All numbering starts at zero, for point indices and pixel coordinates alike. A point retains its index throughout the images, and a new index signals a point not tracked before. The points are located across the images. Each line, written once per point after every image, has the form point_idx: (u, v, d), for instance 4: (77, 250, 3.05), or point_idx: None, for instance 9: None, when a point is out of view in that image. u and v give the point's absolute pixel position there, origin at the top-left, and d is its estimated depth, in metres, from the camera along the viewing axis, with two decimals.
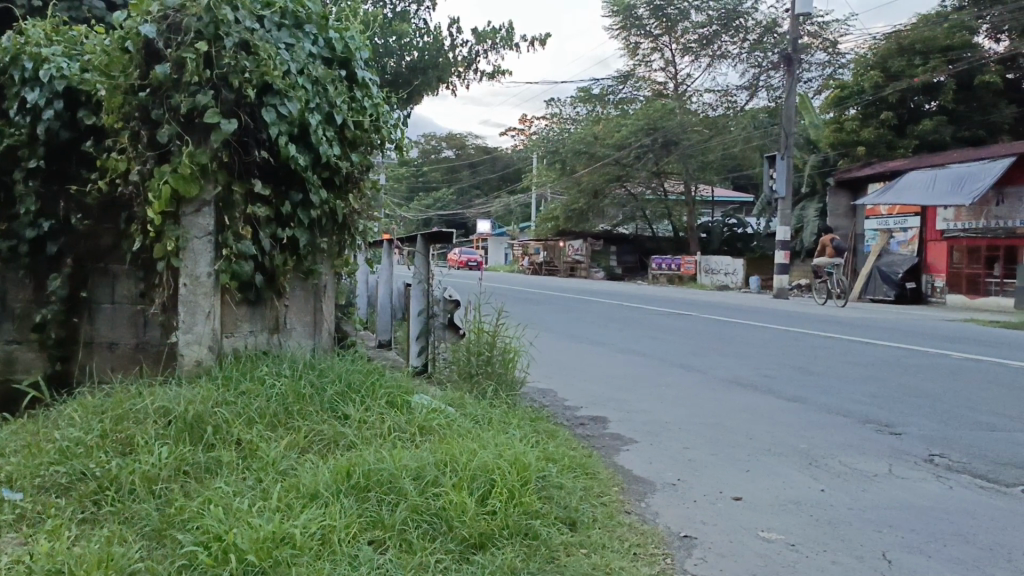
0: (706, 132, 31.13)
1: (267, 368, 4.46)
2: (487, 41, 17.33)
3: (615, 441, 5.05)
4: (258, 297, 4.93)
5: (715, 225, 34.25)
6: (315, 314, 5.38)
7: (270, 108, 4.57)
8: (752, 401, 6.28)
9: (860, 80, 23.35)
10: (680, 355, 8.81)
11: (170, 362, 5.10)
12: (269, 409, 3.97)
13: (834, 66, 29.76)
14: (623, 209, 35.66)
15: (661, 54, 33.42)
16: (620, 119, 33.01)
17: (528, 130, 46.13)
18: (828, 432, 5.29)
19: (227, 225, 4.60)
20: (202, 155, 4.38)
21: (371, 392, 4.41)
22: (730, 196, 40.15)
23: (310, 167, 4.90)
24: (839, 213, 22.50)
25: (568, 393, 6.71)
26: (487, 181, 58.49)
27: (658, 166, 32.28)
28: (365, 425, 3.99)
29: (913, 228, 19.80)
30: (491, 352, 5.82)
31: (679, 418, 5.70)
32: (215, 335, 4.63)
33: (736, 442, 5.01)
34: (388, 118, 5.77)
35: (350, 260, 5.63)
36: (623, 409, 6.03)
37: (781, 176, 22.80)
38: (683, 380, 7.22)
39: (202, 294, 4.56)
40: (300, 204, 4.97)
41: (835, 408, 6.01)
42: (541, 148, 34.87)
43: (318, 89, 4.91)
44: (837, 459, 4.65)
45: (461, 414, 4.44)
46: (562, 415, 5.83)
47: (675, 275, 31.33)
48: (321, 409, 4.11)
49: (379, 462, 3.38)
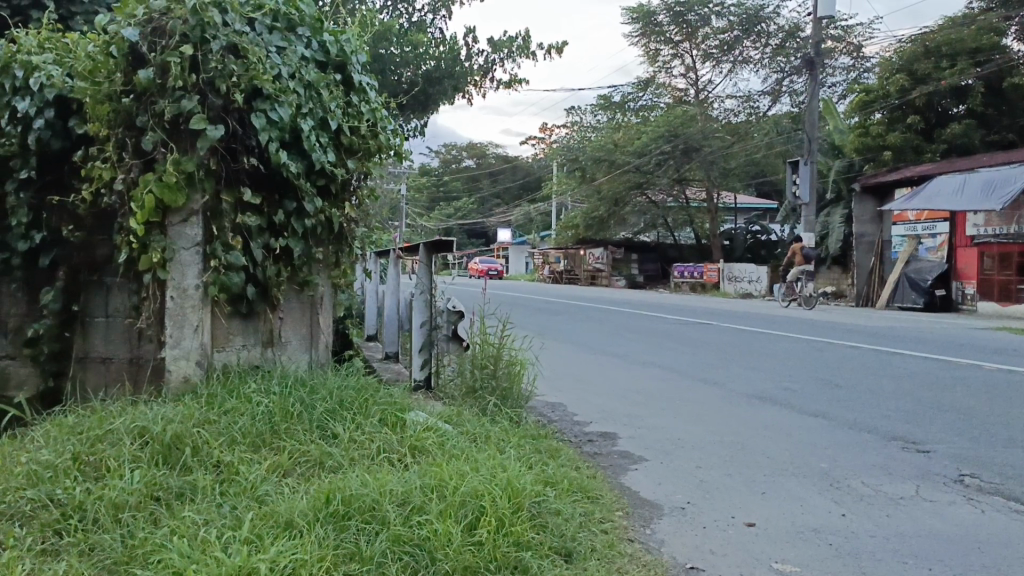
0: (728, 139, 30.80)
1: (256, 384, 4.26)
2: (503, 49, 17.20)
3: (624, 459, 4.82)
4: (250, 310, 4.75)
5: (738, 233, 33.89)
6: (312, 326, 5.19)
7: (260, 113, 4.41)
8: (771, 416, 6.01)
9: (885, 83, 22.94)
10: (698, 367, 8.53)
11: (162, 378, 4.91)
12: (254, 428, 3.77)
13: (857, 71, 29.35)
14: (644, 216, 35.33)
15: (682, 61, 33.15)
16: (641, 127, 32.77)
17: (549, 139, 46.02)
18: (852, 451, 5.01)
19: (215, 235, 4.42)
20: (188, 163, 4.22)
21: (365, 410, 4.20)
22: (753, 203, 39.67)
23: (303, 175, 4.72)
24: (864, 219, 22.01)
25: (579, 407, 6.46)
26: (507, 190, 58.44)
27: (679, 173, 31.99)
28: (354, 445, 3.78)
29: (942, 234, 19.34)
30: (496, 366, 5.60)
31: (695, 435, 5.44)
32: (204, 349, 4.45)
33: (753, 461, 4.75)
34: (388, 123, 5.59)
35: (349, 270, 5.44)
36: (635, 425, 5.78)
37: (804, 181, 22.44)
38: (700, 394, 6.95)
39: (190, 307, 4.39)
40: (294, 213, 4.79)
41: (860, 424, 5.72)
42: (561, 156, 34.69)
43: (312, 94, 4.73)
44: (859, 480, 4.37)
45: (458, 432, 4.23)
46: (570, 431, 5.60)
47: (697, 283, 30.96)
48: (309, 428, 3.91)
49: (361, 486, 3.16)
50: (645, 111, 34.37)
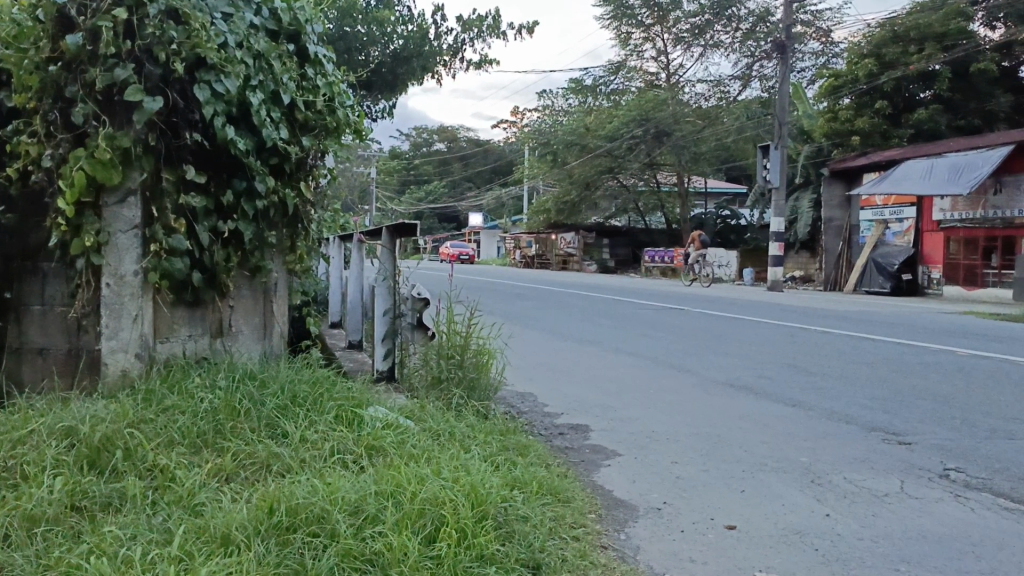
0: (699, 123, 30.72)
1: (200, 377, 3.94)
2: (473, 29, 16.90)
3: (597, 454, 4.58)
4: (196, 298, 4.42)
5: (708, 218, 33.86)
6: (265, 315, 4.87)
7: (204, 84, 4.06)
8: (747, 406, 5.81)
9: (854, 68, 22.90)
10: (669, 354, 8.32)
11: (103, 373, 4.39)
12: (196, 427, 3.47)
13: (826, 56, 29.36)
14: (615, 201, 35.13)
15: (653, 44, 32.96)
16: (612, 110, 32.56)
17: (520, 123, 45.64)
18: (830, 442, 4.83)
19: (156, 217, 4.08)
20: (124, 138, 3.87)
21: (319, 406, 3.90)
22: (722, 187, 39.70)
23: (253, 153, 4.37)
24: (833, 203, 21.86)
25: (548, 397, 6.22)
26: (478, 174, 57.89)
27: (650, 158, 31.85)
28: (304, 445, 3.49)
29: (909, 219, 19.36)
30: (463, 356, 5.35)
31: (669, 426, 5.23)
32: (144, 340, 4.13)
33: (730, 455, 4.54)
34: (348, 99, 5.23)
35: (306, 255, 5.12)
36: (607, 416, 5.55)
37: (775, 165, 22.33)
38: (671, 382, 6.75)
39: (128, 296, 4.06)
40: (244, 193, 4.42)
41: (838, 413, 5.54)
42: (532, 139, 34.36)
43: (263, 65, 4.38)
44: (842, 476, 4.17)
45: (421, 429, 3.96)
46: (539, 424, 5.36)
47: (668, 268, 30.88)
48: (257, 428, 3.61)
49: (309, 494, 2.86)
50: (616, 95, 34.21)
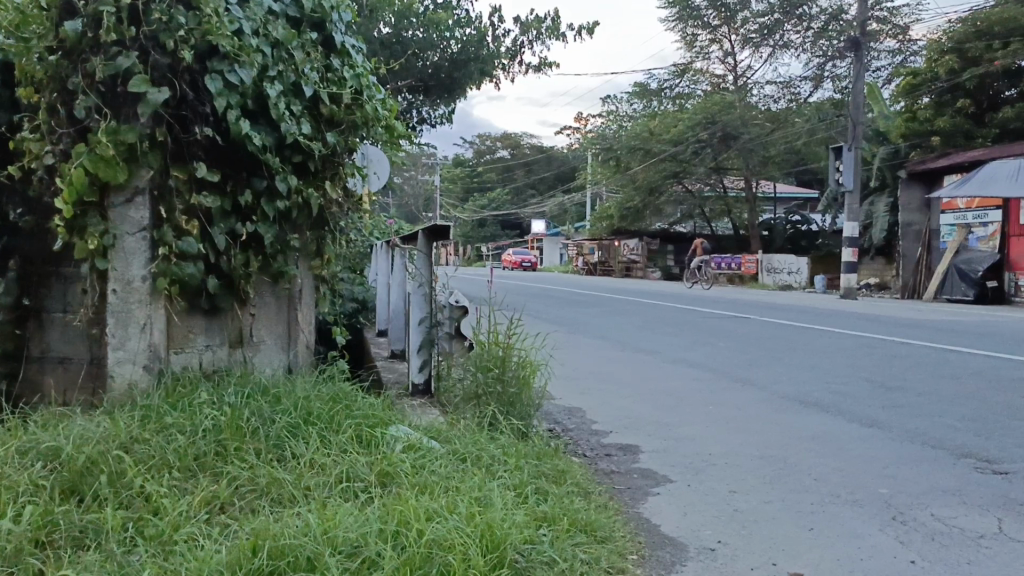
0: (768, 125, 29.81)
1: (210, 391, 3.62)
2: (532, 31, 16.64)
3: (646, 481, 4.14)
4: (213, 305, 4.13)
5: (777, 223, 32.74)
6: (290, 324, 4.56)
7: (216, 75, 3.76)
8: (818, 426, 5.27)
9: (933, 66, 21.71)
10: (733, 366, 7.77)
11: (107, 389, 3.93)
12: (194, 448, 3.15)
13: (903, 54, 28.16)
14: (681, 206, 34.27)
15: (719, 46, 32.07)
16: (677, 114, 31.82)
17: (584, 128, 45.14)
18: (914, 469, 4.27)
19: (165, 218, 3.78)
20: (129, 133, 3.60)
21: (336, 425, 3.54)
22: (792, 192, 38.42)
23: (272, 149, 4.05)
24: (912, 207, 20.79)
25: (598, 413, 5.78)
26: (541, 181, 57.45)
27: (716, 162, 30.97)
28: (311, 468, 3.15)
29: (993, 223, 18.13)
30: (504, 370, 4.98)
31: (730, 447, 4.74)
32: (154, 351, 3.83)
33: (796, 483, 4.04)
34: (380, 94, 4.88)
35: (334, 260, 4.79)
36: (661, 435, 5.09)
37: (848, 168, 21.30)
38: (734, 397, 6.23)
39: (136, 303, 3.77)
40: (264, 193, 4.11)
41: (921, 436, 4.95)
42: (595, 145, 33.80)
43: (284, 55, 4.07)
44: (928, 511, 3.62)
45: (447, 451, 3.57)
46: (585, 444, 4.94)
47: (735, 275, 29.89)
48: (262, 449, 3.27)
49: (299, 530, 2.50)
50: (681, 98, 33.55)
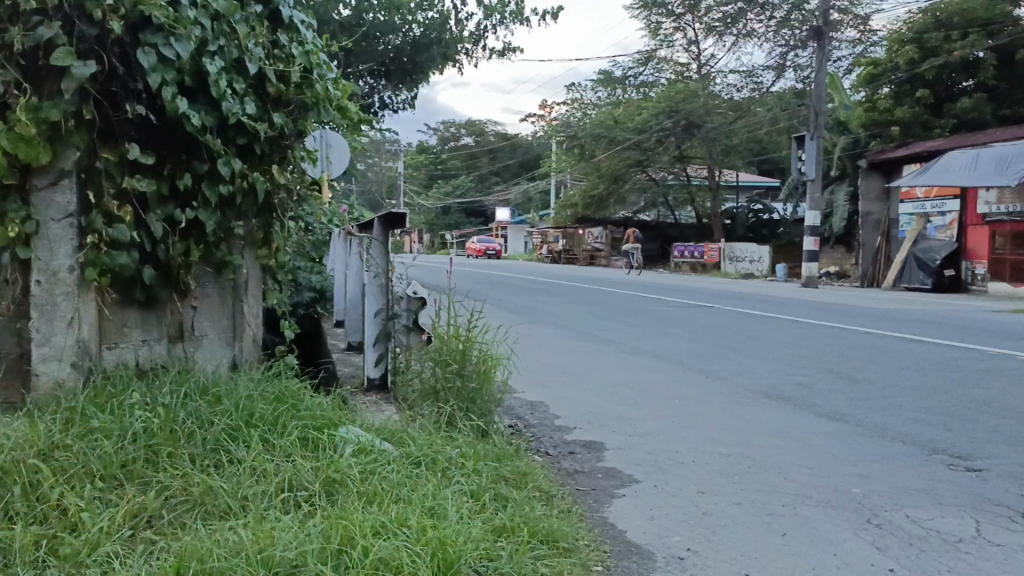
0: (731, 114, 29.90)
1: (143, 390, 3.34)
2: (495, 15, 16.35)
3: (611, 482, 3.97)
4: (149, 297, 3.85)
5: (740, 211, 32.92)
6: (235, 317, 4.29)
7: (149, 48, 3.47)
8: (786, 420, 5.14)
9: (894, 56, 21.79)
10: (697, 357, 7.64)
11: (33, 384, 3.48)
12: (122, 456, 2.90)
13: (864, 44, 28.39)
14: (644, 194, 34.23)
15: (684, 34, 31.91)
16: (641, 103, 31.75)
17: (548, 116, 44.90)
18: (885, 467, 4.15)
19: (94, 203, 3.49)
20: (52, 110, 3.30)
21: (280, 426, 3.30)
22: (755, 180, 38.65)
23: (213, 131, 3.77)
24: (872, 197, 20.86)
25: (561, 407, 5.59)
26: (505, 168, 57.10)
27: (680, 150, 30.95)
28: (251, 475, 2.92)
29: (952, 212, 18.37)
30: (463, 365, 4.76)
31: (697, 444, 4.58)
32: (83, 346, 3.55)
33: (767, 484, 3.89)
34: (333, 74, 4.60)
35: (282, 249, 4.52)
36: (625, 430, 4.92)
37: (810, 156, 21.35)
38: (700, 390, 6.09)
39: (62, 295, 3.47)
40: (206, 176, 3.83)
41: (889, 431, 4.85)
42: (560, 133, 33.62)
43: (225, 29, 3.79)
44: (902, 513, 3.49)
45: (400, 453, 3.35)
46: (548, 441, 4.75)
47: (698, 263, 29.99)
48: (197, 455, 3.03)
49: (230, 551, 2.27)
50: (645, 86, 33.50)
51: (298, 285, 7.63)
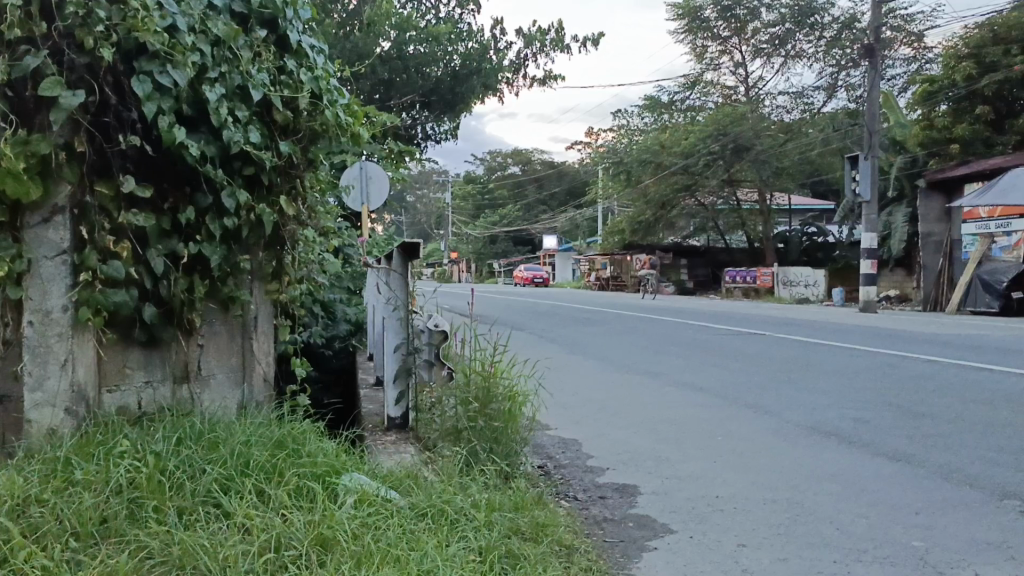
0: (780, 136, 29.43)
1: (133, 438, 3.13)
2: (535, 43, 16.27)
3: (643, 532, 3.64)
4: (151, 336, 3.67)
5: (793, 235, 32.16)
6: (243, 355, 4.09)
7: (144, 76, 3.32)
8: (840, 460, 4.76)
9: (951, 72, 21.08)
10: (743, 389, 7.25)
11: (24, 432, 3.30)
12: (102, 511, 2.71)
13: (918, 62, 27.72)
14: (694, 220, 33.65)
15: (730, 57, 31.47)
16: (688, 127, 31.31)
17: (595, 142, 44.70)
18: (951, 515, 3.76)
19: (87, 240, 3.32)
20: (41, 143, 3.15)
21: (277, 475, 3.07)
22: (807, 203, 37.84)
23: (213, 161, 3.60)
24: (931, 218, 20.28)
25: (594, 445, 5.28)
26: (552, 196, 56.74)
27: (729, 174, 30.39)
28: (235, 533, 2.68)
29: (1019, 231, 17.32)
30: (486, 404, 4.57)
31: (740, 489, 4.23)
32: (77, 391, 3.36)
33: (815, 536, 3.52)
34: (344, 100, 4.43)
35: (295, 283, 4.33)
36: (663, 472, 4.59)
37: (864, 177, 20.69)
38: (747, 426, 5.72)
39: (55, 337, 3.30)
40: (208, 210, 3.67)
41: (957, 472, 4.44)
42: (606, 159, 33.36)
43: (226, 55, 3.63)
44: (972, 571, 3.10)
45: (405, 502, 3.10)
46: (577, 484, 4.44)
47: (751, 288, 29.28)
48: (184, 508, 2.81)
49: None
50: (692, 111, 33.12)
51: (333, 317, 7.47)
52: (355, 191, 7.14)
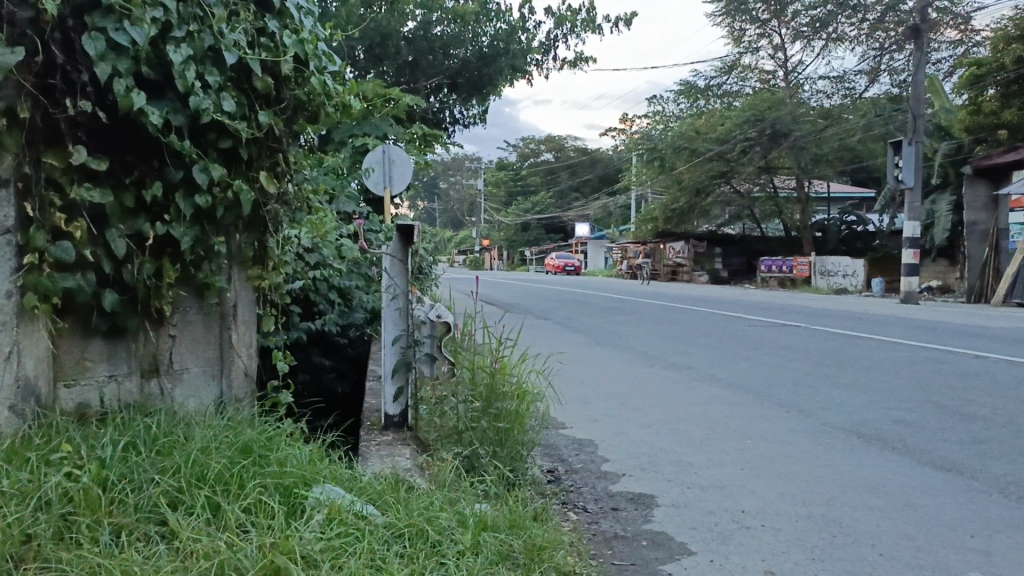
0: (820, 122, 28.55)
1: (74, 443, 2.77)
2: (565, 24, 15.77)
3: (657, 553, 3.22)
4: (114, 326, 3.30)
5: (831, 224, 31.30)
6: (222, 348, 3.72)
7: (97, 34, 2.95)
8: (881, 469, 4.28)
9: (1000, 55, 20.08)
10: (776, 386, 6.77)
11: None
12: (27, 529, 2.36)
13: (966, 45, 26.62)
14: (729, 208, 32.81)
15: (769, 40, 30.69)
16: (724, 112, 30.53)
17: (630, 128, 43.99)
18: (1011, 540, 3.27)
19: (33, 218, 2.96)
20: None
21: (237, 487, 2.71)
22: (846, 192, 36.81)
23: (180, 131, 3.22)
24: (977, 206, 19.51)
25: (609, 448, 4.83)
26: (585, 183, 55.83)
27: (766, 161, 29.63)
28: (173, 562, 2.30)
29: None
30: (490, 404, 4.16)
31: (770, 502, 3.77)
32: (24, 386, 3.01)
33: (857, 562, 3.07)
34: (335, 68, 4.02)
35: (279, 267, 3.94)
36: (684, 481, 4.15)
37: (908, 163, 19.76)
38: (779, 428, 5.26)
39: None
40: (177, 186, 3.30)
41: (1012, 486, 3.95)
42: (640, 145, 32.74)
43: (195, 12, 3.23)
44: None
45: (383, 520, 2.71)
46: (588, 494, 4.01)
47: (787, 278, 28.52)
48: (124, 525, 2.46)
49: None
50: (729, 96, 32.38)
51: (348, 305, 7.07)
52: (377, 174, 6.68)
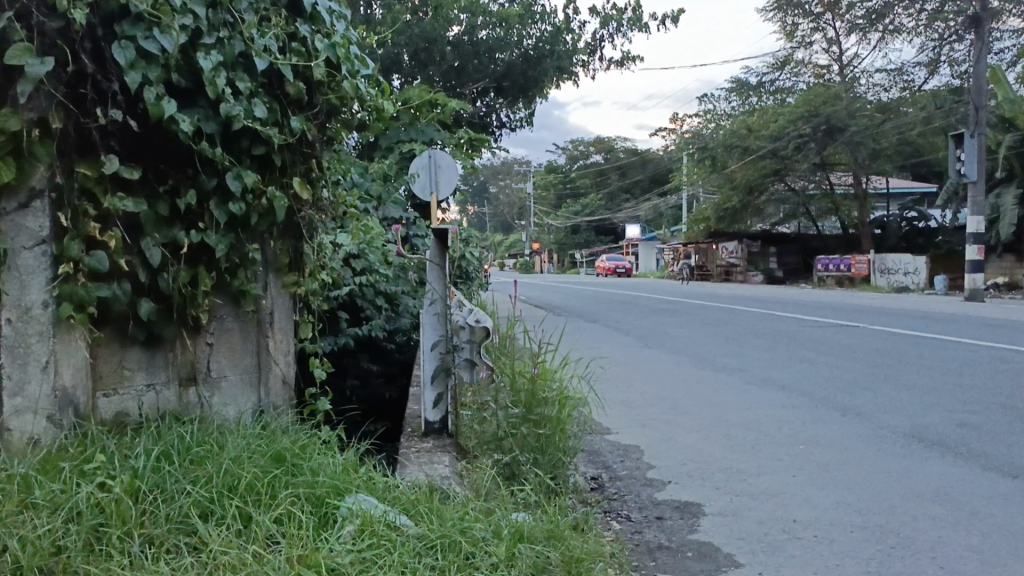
0: (877, 116, 27.78)
1: (107, 453, 2.75)
2: (612, 23, 15.61)
3: (702, 565, 3.08)
4: (151, 335, 3.30)
5: (891, 220, 30.52)
6: (259, 355, 3.70)
7: (127, 41, 2.94)
8: (942, 475, 4.08)
9: None
10: (831, 388, 6.54)
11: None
12: (58, 540, 2.35)
13: None
14: (783, 206, 32.19)
15: (823, 34, 30.09)
16: (777, 109, 29.97)
17: (680, 128, 43.52)
18: None
19: (66, 227, 2.96)
20: (10, 119, 2.81)
21: (269, 498, 2.66)
22: (906, 187, 35.80)
23: (212, 137, 3.21)
24: None
25: (656, 454, 4.69)
26: (635, 184, 55.38)
27: (821, 156, 28.99)
28: None
29: None
30: (531, 410, 4.06)
31: (822, 512, 3.60)
32: (61, 396, 3.01)
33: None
34: (368, 72, 3.99)
35: (315, 273, 3.90)
36: (733, 489, 4.00)
37: (970, 156, 19.00)
38: (834, 432, 5.06)
39: (35, 335, 2.97)
40: (211, 193, 3.28)
41: None
42: (690, 144, 32.36)
43: (225, 18, 3.22)
44: None
45: (416, 532, 2.64)
46: (632, 502, 3.89)
47: (845, 277, 27.85)
48: (153, 537, 2.44)
49: None
50: (782, 92, 31.76)
51: None
52: (421, 179, 6.35)
